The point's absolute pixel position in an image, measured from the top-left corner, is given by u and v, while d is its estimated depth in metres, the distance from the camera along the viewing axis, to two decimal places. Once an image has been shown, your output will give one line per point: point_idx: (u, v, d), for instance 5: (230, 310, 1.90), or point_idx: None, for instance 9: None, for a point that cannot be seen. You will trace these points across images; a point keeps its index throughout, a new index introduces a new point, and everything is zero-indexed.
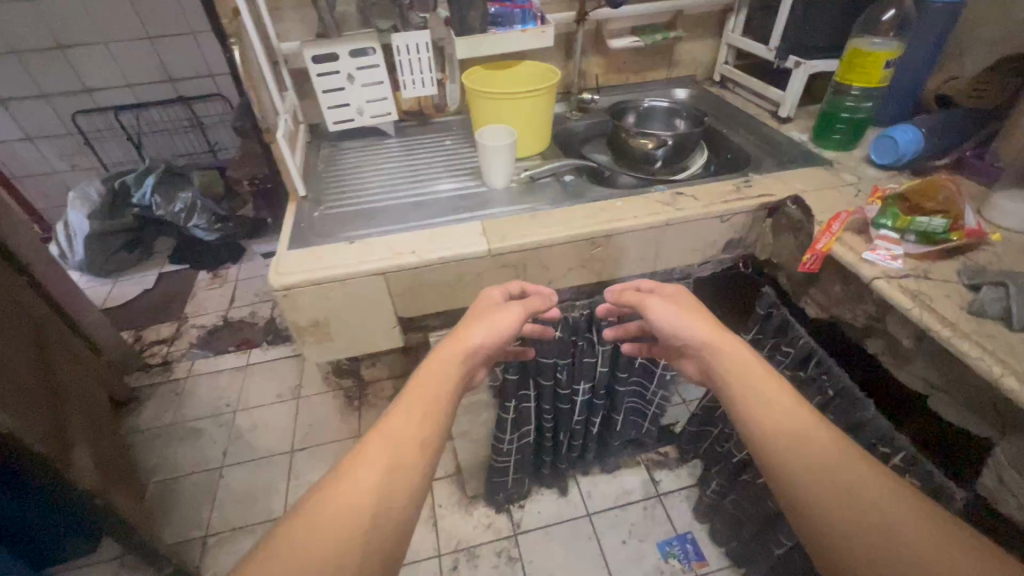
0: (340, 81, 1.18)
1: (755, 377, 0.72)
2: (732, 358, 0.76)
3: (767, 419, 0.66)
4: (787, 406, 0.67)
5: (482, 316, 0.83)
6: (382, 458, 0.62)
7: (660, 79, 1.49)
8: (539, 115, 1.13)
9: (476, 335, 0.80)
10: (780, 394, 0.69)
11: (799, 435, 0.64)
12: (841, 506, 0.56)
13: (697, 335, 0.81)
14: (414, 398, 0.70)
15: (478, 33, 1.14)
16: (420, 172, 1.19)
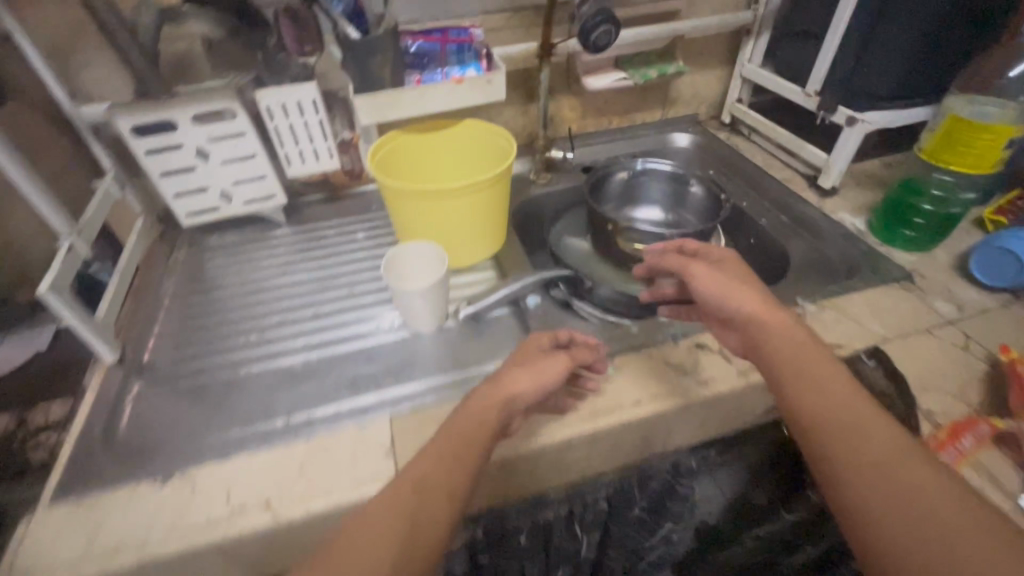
0: (186, 158, 0.78)
1: (806, 362, 0.49)
2: (780, 335, 0.51)
3: (825, 423, 0.45)
4: (850, 404, 0.45)
5: (525, 358, 0.59)
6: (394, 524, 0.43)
7: (654, 121, 1.12)
8: (486, 211, 0.75)
9: (518, 378, 0.56)
10: (844, 387, 0.46)
11: (868, 448, 0.42)
12: (929, 552, 0.37)
13: (737, 299, 0.55)
14: (448, 437, 0.49)
15: (390, 86, 0.75)
16: (318, 287, 0.81)
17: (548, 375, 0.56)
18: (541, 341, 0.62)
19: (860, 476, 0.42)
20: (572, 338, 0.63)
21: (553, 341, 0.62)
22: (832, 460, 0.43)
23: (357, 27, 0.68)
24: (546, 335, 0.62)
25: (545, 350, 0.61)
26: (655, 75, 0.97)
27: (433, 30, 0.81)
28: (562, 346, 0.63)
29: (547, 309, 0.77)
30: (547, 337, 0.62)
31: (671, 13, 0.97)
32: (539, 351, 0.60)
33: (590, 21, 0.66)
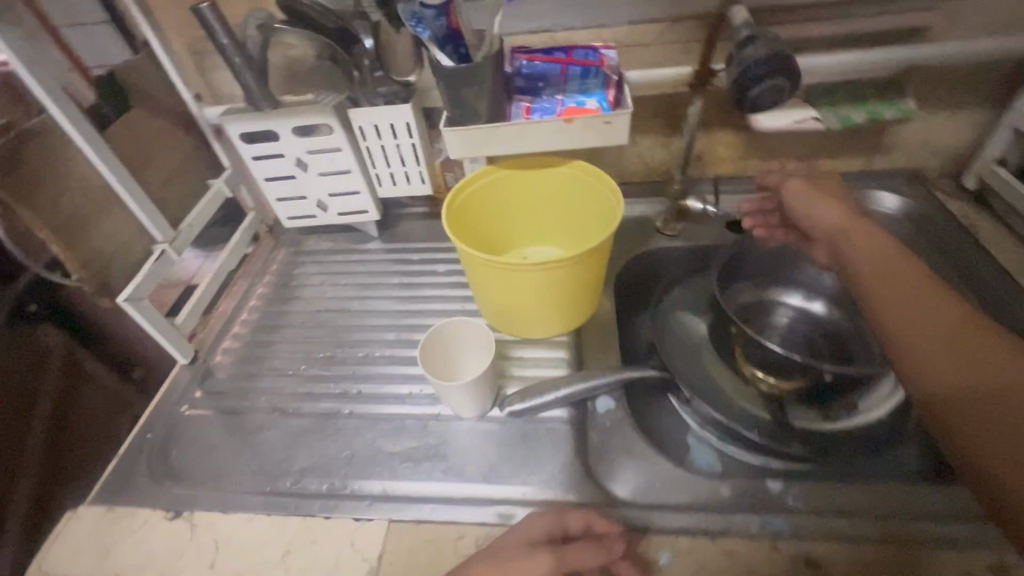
0: (288, 167, 0.77)
1: (904, 279, 0.49)
2: (875, 258, 0.52)
3: (906, 327, 0.46)
4: (935, 312, 0.46)
5: (499, 557, 0.45)
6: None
7: (850, 171, 0.82)
8: (567, 281, 0.62)
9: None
10: (936, 300, 0.47)
11: (950, 345, 0.43)
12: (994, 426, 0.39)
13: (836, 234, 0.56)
14: None
15: (485, 120, 0.63)
16: (382, 321, 0.75)
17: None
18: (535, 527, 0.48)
19: (936, 367, 0.43)
20: (587, 524, 0.50)
21: (550, 531, 0.48)
22: (912, 354, 0.45)
23: (448, 52, 0.56)
24: (537, 523, 0.48)
25: (539, 542, 0.47)
26: (861, 119, 0.70)
27: (557, 48, 0.67)
28: (568, 538, 0.49)
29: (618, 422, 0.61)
30: (543, 524, 0.48)
31: (914, 30, 0.67)
32: (528, 542, 0.47)
33: (749, 71, 0.48)
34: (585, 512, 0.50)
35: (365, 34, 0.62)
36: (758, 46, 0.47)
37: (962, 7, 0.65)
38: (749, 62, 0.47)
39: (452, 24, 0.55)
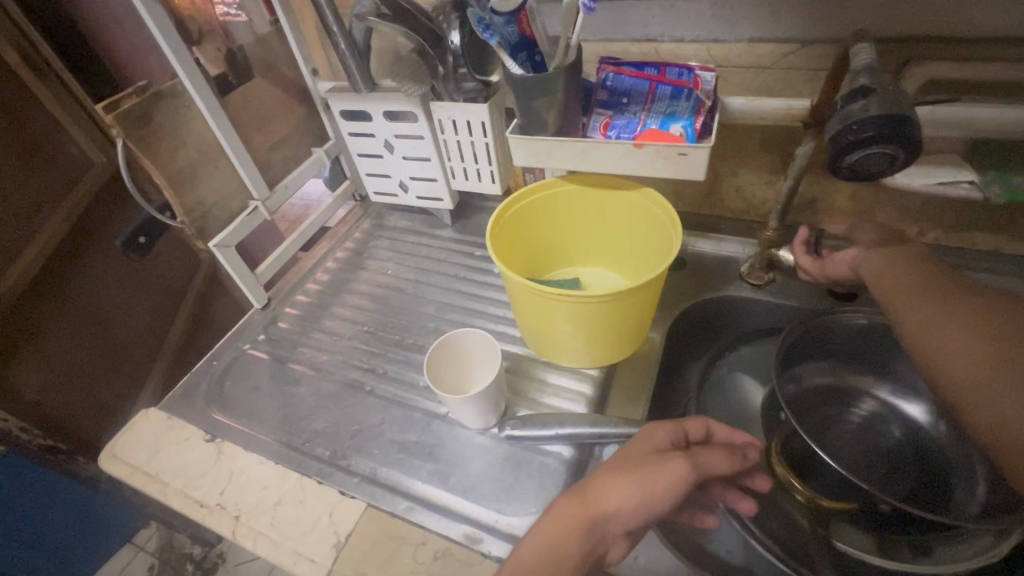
0: (376, 147, 0.82)
1: (929, 279, 0.48)
2: (902, 269, 0.50)
3: (925, 322, 0.45)
4: (958, 300, 0.45)
5: (630, 462, 0.43)
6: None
7: (1022, 256, 0.63)
8: (600, 315, 0.58)
9: (607, 498, 0.41)
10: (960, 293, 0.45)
11: (971, 330, 0.42)
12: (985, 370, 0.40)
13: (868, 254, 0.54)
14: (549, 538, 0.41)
15: (553, 131, 0.60)
16: (428, 309, 0.77)
17: (657, 496, 0.41)
18: (653, 438, 0.46)
19: (938, 332, 0.44)
20: (708, 431, 0.48)
21: (673, 440, 0.46)
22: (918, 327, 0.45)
23: (522, 61, 0.55)
24: (663, 430, 0.46)
25: (664, 448, 0.45)
26: None
27: (650, 63, 0.60)
28: (690, 445, 0.47)
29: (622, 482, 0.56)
30: (666, 432, 0.46)
31: None
32: (653, 450, 0.44)
33: (855, 132, 0.42)
34: (704, 420, 0.48)
35: (453, 30, 0.62)
36: (870, 105, 0.42)
37: None
38: (858, 120, 0.42)
39: (523, 30, 0.53)
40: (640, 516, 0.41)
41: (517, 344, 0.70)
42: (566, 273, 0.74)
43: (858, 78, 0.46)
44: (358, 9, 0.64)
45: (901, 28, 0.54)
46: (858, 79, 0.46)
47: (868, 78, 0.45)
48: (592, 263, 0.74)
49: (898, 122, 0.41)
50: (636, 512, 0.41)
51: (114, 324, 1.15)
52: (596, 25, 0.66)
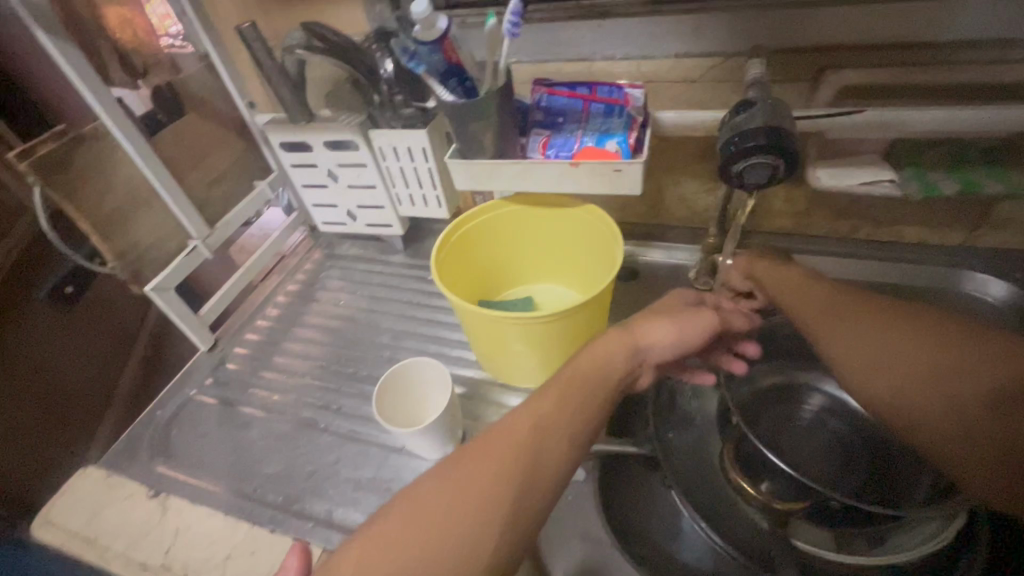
0: (319, 177, 0.80)
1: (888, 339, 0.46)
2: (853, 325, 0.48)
3: (840, 339, 0.48)
4: (858, 315, 0.49)
5: (666, 310, 0.52)
6: (416, 546, 0.39)
7: (946, 245, 0.66)
8: (551, 333, 0.58)
9: (645, 334, 0.49)
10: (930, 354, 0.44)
11: (887, 352, 0.46)
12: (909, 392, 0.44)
13: (808, 298, 0.52)
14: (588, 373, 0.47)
15: (490, 155, 0.61)
16: (382, 338, 0.76)
17: (692, 333, 0.50)
18: (683, 298, 0.56)
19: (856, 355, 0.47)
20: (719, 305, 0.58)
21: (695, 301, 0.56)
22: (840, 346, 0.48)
23: (454, 87, 0.55)
24: (688, 295, 0.56)
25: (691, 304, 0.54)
26: (949, 189, 0.56)
27: (581, 82, 0.61)
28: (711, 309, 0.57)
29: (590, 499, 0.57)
30: (691, 294, 0.56)
31: None
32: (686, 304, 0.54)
33: (736, 143, 0.45)
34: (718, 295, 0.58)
35: (386, 59, 0.63)
36: (753, 118, 0.45)
37: None
38: (739, 131, 0.45)
39: (449, 58, 0.54)
40: (677, 351, 0.50)
41: (472, 367, 0.70)
42: (521, 292, 0.74)
43: (750, 93, 0.51)
44: (287, 42, 0.63)
45: (812, 39, 0.56)
46: (750, 93, 0.51)
47: (757, 91, 0.50)
48: (545, 280, 0.74)
49: (772, 131, 0.44)
50: (674, 348, 0.50)
51: (54, 375, 1.08)
52: (527, 46, 0.67)
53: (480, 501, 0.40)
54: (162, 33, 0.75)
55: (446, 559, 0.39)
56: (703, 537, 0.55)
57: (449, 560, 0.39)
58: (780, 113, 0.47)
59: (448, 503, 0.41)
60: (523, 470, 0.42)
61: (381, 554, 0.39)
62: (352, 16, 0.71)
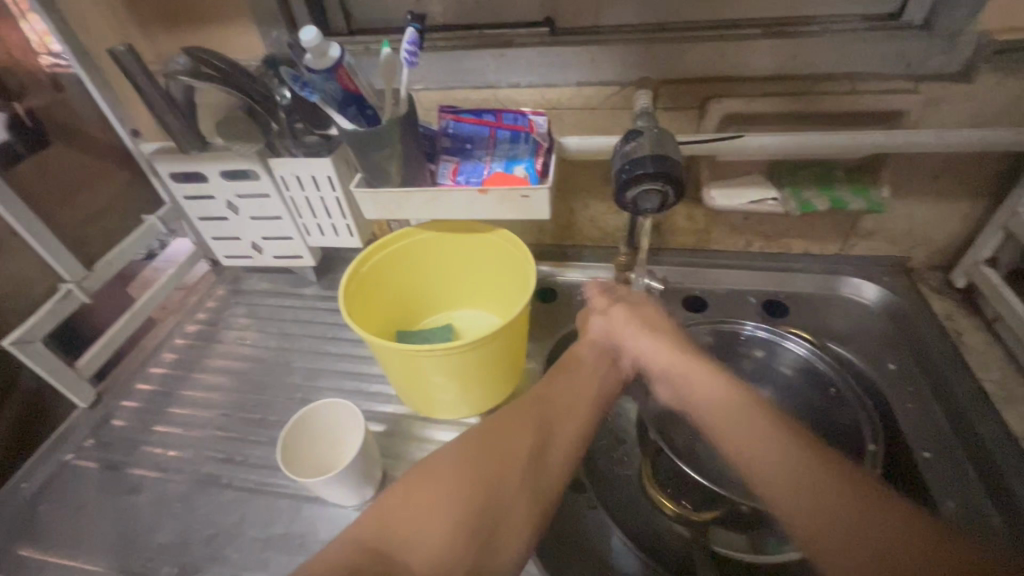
0: (217, 209, 0.74)
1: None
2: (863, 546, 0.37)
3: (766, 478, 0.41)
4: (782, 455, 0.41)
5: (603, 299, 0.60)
6: (462, 486, 0.41)
7: (826, 254, 0.73)
8: (471, 363, 0.57)
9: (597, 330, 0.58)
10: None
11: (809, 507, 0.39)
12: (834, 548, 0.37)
13: (796, 493, 0.39)
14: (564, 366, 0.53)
15: (398, 183, 0.59)
16: (294, 378, 0.71)
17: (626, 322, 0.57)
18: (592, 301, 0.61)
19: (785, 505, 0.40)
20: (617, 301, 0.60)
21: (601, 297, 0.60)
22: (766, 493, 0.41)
23: (352, 116, 0.53)
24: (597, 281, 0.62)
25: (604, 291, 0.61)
26: (823, 206, 0.61)
27: (487, 109, 0.61)
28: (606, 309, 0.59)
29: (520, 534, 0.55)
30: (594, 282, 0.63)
31: (893, 113, 0.58)
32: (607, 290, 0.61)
33: (628, 171, 0.47)
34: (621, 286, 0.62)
35: (284, 87, 0.60)
36: (642, 146, 0.48)
37: (943, 94, 0.57)
38: (630, 159, 0.47)
39: (345, 86, 0.52)
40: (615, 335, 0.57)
41: (392, 402, 0.67)
42: (441, 319, 0.73)
43: (640, 123, 0.54)
44: (169, 68, 0.59)
45: (699, 70, 0.60)
46: (639, 123, 0.53)
47: (646, 121, 0.53)
48: (465, 305, 0.73)
49: (659, 159, 0.47)
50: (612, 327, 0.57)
51: None
52: (432, 73, 0.66)
53: (515, 448, 0.44)
54: (42, 52, 0.65)
55: (492, 498, 0.41)
56: (634, 553, 0.55)
57: (496, 499, 0.41)
58: (666, 141, 0.50)
59: (486, 451, 0.43)
60: (541, 429, 0.46)
61: (429, 498, 0.40)
62: (245, 41, 0.68)
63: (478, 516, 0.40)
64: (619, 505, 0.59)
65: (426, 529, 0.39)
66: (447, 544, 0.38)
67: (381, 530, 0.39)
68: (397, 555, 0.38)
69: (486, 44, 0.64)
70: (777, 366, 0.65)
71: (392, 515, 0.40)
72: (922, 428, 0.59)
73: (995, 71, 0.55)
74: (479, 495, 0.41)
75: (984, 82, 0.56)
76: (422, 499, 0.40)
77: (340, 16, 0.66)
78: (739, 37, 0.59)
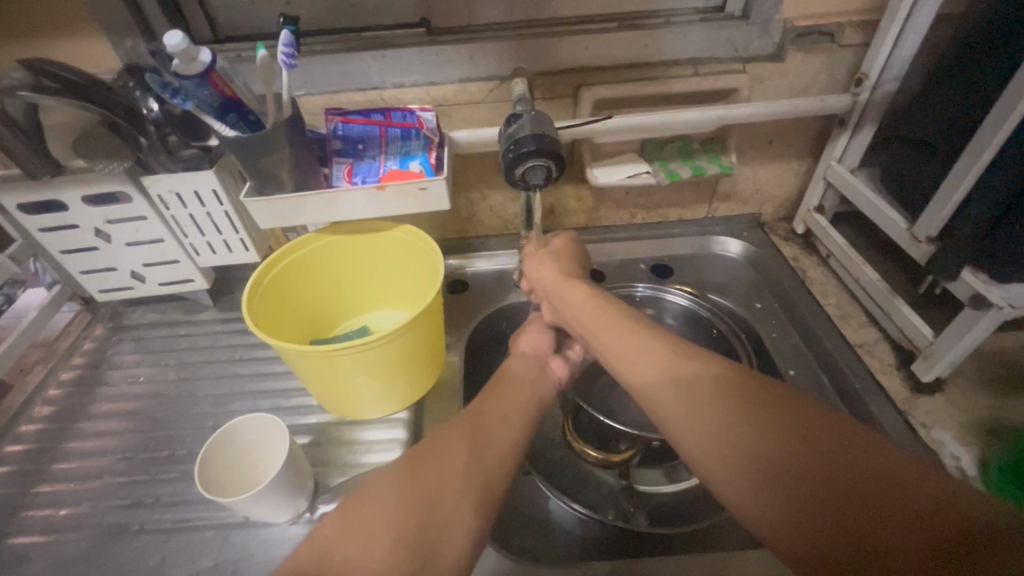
0: (83, 241, 0.67)
1: (781, 476, 0.38)
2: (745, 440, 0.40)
3: (662, 402, 0.45)
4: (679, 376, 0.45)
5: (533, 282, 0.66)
6: (403, 503, 0.41)
7: (696, 218, 0.84)
8: (394, 356, 0.58)
9: (524, 344, 0.63)
10: (849, 500, 0.35)
11: (699, 416, 0.42)
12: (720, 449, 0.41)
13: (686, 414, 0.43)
14: (500, 385, 0.55)
15: (292, 188, 0.59)
16: (202, 407, 0.66)
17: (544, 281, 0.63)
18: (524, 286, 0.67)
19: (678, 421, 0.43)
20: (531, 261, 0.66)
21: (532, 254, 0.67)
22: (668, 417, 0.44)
23: (233, 122, 0.53)
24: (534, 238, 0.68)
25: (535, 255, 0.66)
26: (688, 174, 0.71)
27: (374, 109, 0.62)
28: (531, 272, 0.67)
29: None
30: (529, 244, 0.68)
31: (731, 90, 0.69)
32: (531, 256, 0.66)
33: (514, 151, 0.52)
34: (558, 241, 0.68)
35: (149, 98, 0.56)
36: (524, 128, 0.52)
37: (765, 72, 0.68)
38: (514, 140, 0.51)
39: (221, 91, 0.51)
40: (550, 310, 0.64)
41: (315, 412, 0.65)
42: (354, 324, 0.73)
43: (519, 108, 0.58)
44: (5, 84, 0.53)
45: (567, 63, 0.67)
46: (518, 108, 0.58)
47: (524, 106, 0.58)
48: (378, 307, 0.74)
49: (539, 138, 0.51)
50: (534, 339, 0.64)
51: None
52: (312, 78, 0.66)
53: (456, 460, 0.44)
54: None
55: (434, 511, 0.41)
56: (571, 510, 0.59)
57: (434, 511, 0.41)
58: (544, 122, 0.55)
59: (424, 467, 0.44)
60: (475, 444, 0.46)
61: (369, 516, 0.40)
62: (96, 53, 0.62)
63: (420, 531, 0.39)
64: (553, 469, 0.63)
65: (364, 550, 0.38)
66: (386, 563, 0.37)
67: (323, 552, 0.38)
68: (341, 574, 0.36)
69: (365, 45, 0.65)
70: (665, 317, 0.74)
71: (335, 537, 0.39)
72: (787, 352, 0.70)
73: (799, 50, 0.67)
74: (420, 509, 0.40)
75: (793, 60, 0.68)
76: (359, 524, 0.39)
77: (205, 22, 0.64)
78: (598, 31, 0.66)
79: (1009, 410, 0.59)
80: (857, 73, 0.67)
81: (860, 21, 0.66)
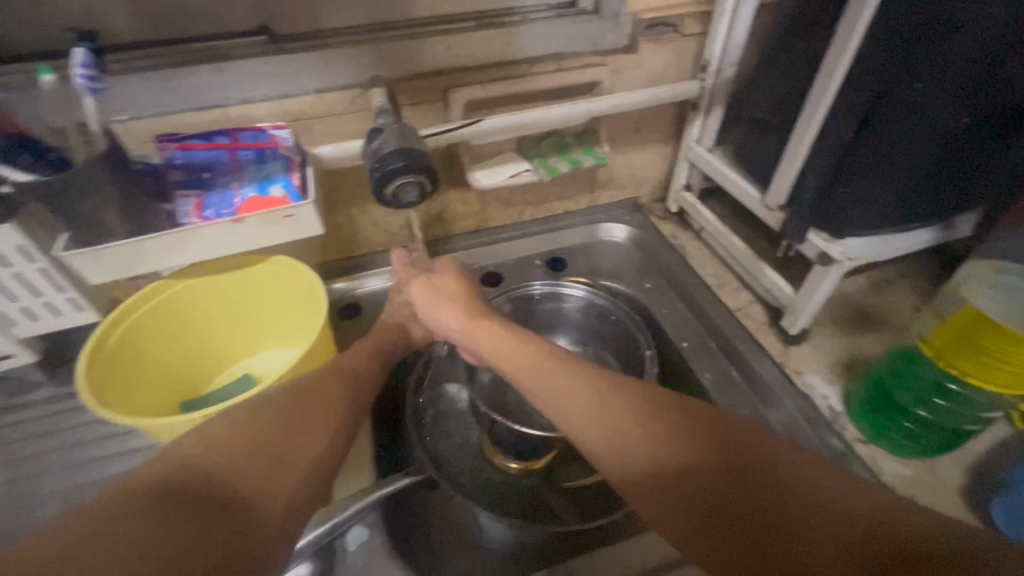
0: None
1: (689, 478, 0.40)
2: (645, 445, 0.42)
3: (569, 409, 0.45)
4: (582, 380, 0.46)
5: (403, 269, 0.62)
6: (287, 429, 0.44)
7: (581, 208, 0.86)
8: None
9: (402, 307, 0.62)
10: (747, 494, 0.39)
11: (600, 419, 0.43)
12: (629, 443, 0.42)
13: (589, 414, 0.44)
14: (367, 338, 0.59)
15: (124, 234, 0.50)
16: (50, 509, 0.55)
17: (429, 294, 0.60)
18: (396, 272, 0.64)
19: (584, 419, 0.44)
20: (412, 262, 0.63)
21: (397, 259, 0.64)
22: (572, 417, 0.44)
23: (30, 163, 0.44)
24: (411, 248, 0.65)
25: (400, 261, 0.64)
26: (566, 168, 0.72)
27: (219, 130, 0.54)
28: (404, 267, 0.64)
29: (385, 559, 0.51)
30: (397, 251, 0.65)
31: (593, 84, 0.71)
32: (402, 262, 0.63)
33: (380, 169, 0.48)
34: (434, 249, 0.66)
35: None
36: (389, 142, 0.49)
37: (622, 64, 0.71)
38: (379, 158, 0.48)
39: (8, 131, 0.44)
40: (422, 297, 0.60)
41: None
42: (235, 372, 0.65)
43: (382, 119, 0.55)
44: None
45: (430, 65, 0.64)
46: (380, 119, 0.54)
47: (386, 118, 0.54)
48: (260, 348, 0.66)
49: (405, 153, 0.48)
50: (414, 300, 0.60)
51: None
52: (134, 100, 0.56)
53: (325, 401, 0.47)
54: None
55: (313, 436, 0.45)
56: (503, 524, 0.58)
57: (307, 443, 0.44)
58: (410, 134, 0.52)
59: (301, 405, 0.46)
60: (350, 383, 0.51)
61: (248, 441, 0.42)
62: None
63: (298, 458, 0.43)
64: (479, 488, 0.62)
65: (251, 465, 0.41)
66: (268, 480, 0.41)
67: (202, 466, 0.40)
68: (202, 514, 0.37)
69: (196, 58, 0.57)
70: (566, 309, 0.75)
71: (208, 451, 0.41)
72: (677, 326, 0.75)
73: (649, 41, 0.71)
74: (300, 442, 0.44)
75: (644, 51, 0.71)
76: (213, 469, 0.40)
77: None
78: (457, 30, 0.64)
79: (858, 346, 0.68)
80: (701, 60, 0.72)
81: (696, 11, 0.71)
